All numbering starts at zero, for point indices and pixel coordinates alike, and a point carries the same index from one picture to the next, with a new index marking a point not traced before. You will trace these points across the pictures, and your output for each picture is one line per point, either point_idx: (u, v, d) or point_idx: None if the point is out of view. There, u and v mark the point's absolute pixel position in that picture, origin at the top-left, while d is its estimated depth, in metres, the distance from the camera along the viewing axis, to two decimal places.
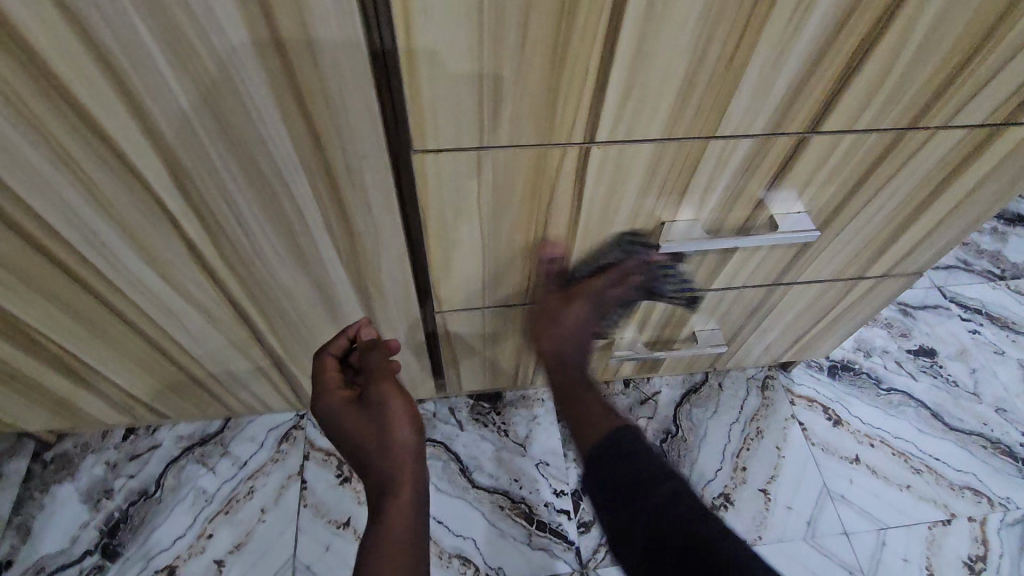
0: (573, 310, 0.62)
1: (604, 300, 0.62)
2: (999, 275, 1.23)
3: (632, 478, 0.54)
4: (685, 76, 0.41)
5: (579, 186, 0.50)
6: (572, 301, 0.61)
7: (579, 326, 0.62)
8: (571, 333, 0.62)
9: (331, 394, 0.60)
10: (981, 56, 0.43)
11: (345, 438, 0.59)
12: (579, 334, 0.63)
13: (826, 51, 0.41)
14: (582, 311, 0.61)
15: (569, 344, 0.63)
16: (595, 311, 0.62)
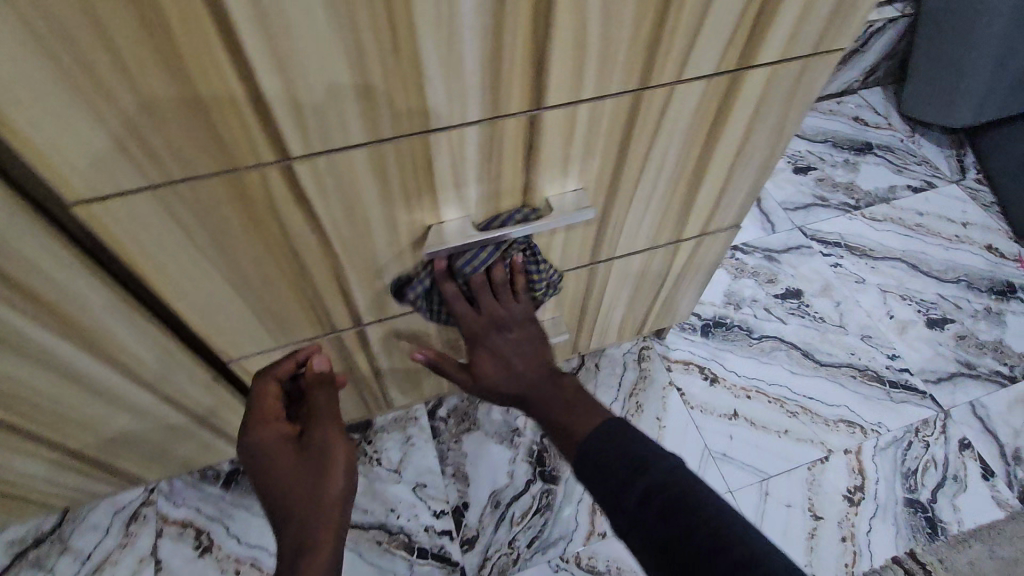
0: (485, 347, 0.60)
1: (489, 320, 0.59)
2: (855, 206, 1.26)
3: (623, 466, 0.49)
4: (355, 76, 0.37)
5: (308, 208, 0.45)
6: (473, 327, 0.59)
7: (512, 346, 0.61)
8: (503, 356, 0.61)
9: (264, 425, 0.54)
10: (677, 10, 0.41)
11: (267, 476, 0.50)
12: (516, 360, 0.61)
13: (501, 27, 0.37)
14: (490, 336, 0.60)
15: (513, 360, 0.61)
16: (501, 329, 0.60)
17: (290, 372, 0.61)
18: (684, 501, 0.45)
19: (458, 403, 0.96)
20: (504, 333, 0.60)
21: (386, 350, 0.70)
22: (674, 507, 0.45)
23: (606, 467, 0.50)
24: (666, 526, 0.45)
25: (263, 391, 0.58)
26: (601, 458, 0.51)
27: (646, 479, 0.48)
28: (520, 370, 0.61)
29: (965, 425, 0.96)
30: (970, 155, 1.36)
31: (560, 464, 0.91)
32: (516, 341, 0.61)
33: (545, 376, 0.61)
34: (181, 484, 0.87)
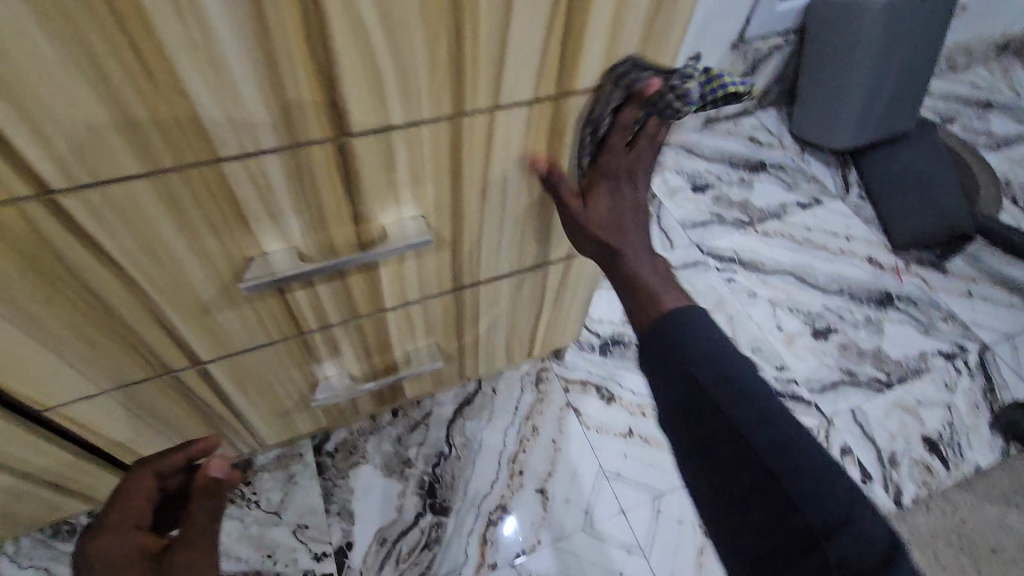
0: (608, 186, 0.55)
1: (625, 166, 0.54)
2: (748, 222, 1.31)
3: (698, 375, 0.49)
4: (108, 105, 0.34)
5: (92, 244, 0.42)
6: (598, 174, 0.55)
7: (627, 200, 0.55)
8: (614, 197, 0.55)
9: (117, 533, 0.48)
10: (471, 37, 0.41)
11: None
12: (628, 211, 0.55)
13: (271, 54, 0.36)
14: (608, 181, 0.55)
15: (609, 208, 0.55)
16: (623, 176, 0.54)
17: (183, 463, 0.57)
18: (739, 400, 0.47)
19: (347, 436, 0.92)
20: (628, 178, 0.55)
21: (241, 389, 0.66)
22: (728, 402, 0.47)
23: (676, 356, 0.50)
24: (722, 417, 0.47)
25: (135, 484, 0.54)
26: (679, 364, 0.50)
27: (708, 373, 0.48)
28: (622, 225, 0.55)
29: (848, 431, 1.00)
30: (853, 172, 1.44)
31: (451, 495, 0.88)
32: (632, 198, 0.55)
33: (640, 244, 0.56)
34: (29, 542, 0.79)
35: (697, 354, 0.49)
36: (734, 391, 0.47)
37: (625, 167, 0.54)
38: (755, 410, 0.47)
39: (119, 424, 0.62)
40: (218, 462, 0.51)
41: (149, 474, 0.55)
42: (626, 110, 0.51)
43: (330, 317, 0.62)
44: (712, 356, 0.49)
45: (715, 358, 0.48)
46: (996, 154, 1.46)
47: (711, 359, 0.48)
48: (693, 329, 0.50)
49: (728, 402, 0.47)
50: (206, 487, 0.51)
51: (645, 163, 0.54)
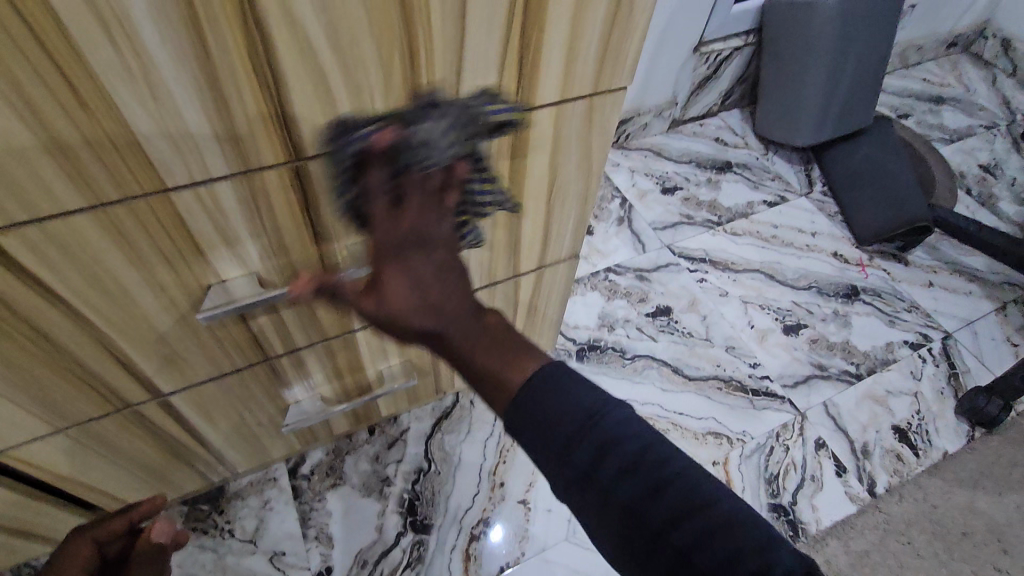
0: (398, 266, 0.42)
1: (408, 234, 0.41)
2: (717, 222, 1.33)
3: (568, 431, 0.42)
4: (44, 140, 0.33)
5: (36, 282, 0.40)
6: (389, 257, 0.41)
7: (434, 268, 0.42)
8: (422, 277, 0.42)
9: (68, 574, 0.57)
10: (425, 56, 0.40)
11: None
12: (434, 289, 0.43)
13: (216, 80, 0.35)
14: (399, 262, 0.41)
15: (424, 285, 0.42)
16: (422, 249, 0.42)
17: (118, 528, 0.60)
18: (625, 468, 0.41)
19: (323, 457, 0.90)
20: (423, 253, 0.42)
21: (208, 418, 0.64)
22: (615, 476, 0.41)
23: (545, 430, 0.43)
24: (614, 497, 0.41)
25: (73, 553, 0.58)
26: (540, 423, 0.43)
27: (583, 444, 0.42)
28: (441, 302, 0.43)
29: (821, 424, 1.02)
30: (816, 169, 1.47)
31: (432, 512, 0.87)
32: (441, 264, 0.43)
33: (470, 310, 0.45)
34: None
35: (567, 421, 0.42)
36: (618, 461, 0.41)
37: (417, 229, 0.41)
38: (645, 475, 0.41)
39: (78, 464, 0.59)
40: (161, 527, 0.61)
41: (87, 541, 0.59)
42: (371, 175, 0.39)
43: (297, 341, 0.60)
44: (582, 423, 0.42)
45: (586, 422, 0.42)
46: (949, 147, 1.51)
47: (581, 426, 0.42)
48: (556, 391, 0.43)
49: (614, 476, 0.41)
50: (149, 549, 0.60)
51: (440, 229, 0.42)
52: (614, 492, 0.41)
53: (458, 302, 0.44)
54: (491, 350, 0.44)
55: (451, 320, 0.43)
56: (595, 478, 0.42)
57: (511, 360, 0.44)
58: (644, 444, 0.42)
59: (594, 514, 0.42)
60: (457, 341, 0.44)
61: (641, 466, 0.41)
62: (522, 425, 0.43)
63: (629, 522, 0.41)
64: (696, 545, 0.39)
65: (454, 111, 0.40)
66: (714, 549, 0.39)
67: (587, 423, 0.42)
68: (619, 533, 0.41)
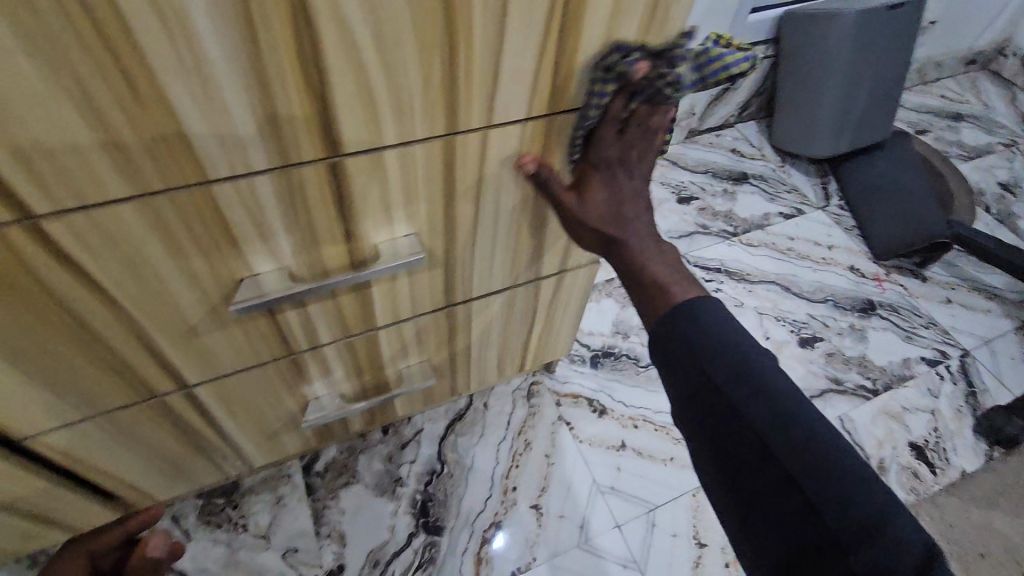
0: (605, 177, 0.51)
1: (619, 155, 0.50)
2: (733, 233, 1.33)
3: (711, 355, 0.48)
4: (95, 128, 0.33)
5: (77, 269, 0.41)
6: (601, 165, 0.51)
7: (628, 187, 0.52)
8: (621, 185, 0.51)
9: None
10: (465, 56, 0.41)
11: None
12: (626, 201, 0.52)
13: (263, 76, 0.35)
14: (605, 176, 0.51)
15: (619, 197, 0.51)
16: (622, 167, 0.51)
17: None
18: (756, 395, 0.46)
19: (337, 455, 0.91)
20: (619, 173, 0.51)
21: (229, 412, 0.65)
22: (746, 398, 0.46)
23: (688, 347, 0.49)
24: (739, 415, 0.46)
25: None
26: (680, 347, 0.49)
27: (722, 364, 0.47)
28: (624, 211, 0.52)
29: None
30: (833, 182, 1.47)
31: (444, 513, 0.87)
32: (634, 182, 0.52)
33: (646, 221, 0.53)
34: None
35: (709, 346, 0.48)
36: (752, 386, 0.46)
37: (625, 149, 0.50)
38: (775, 404, 0.46)
39: (100, 453, 0.60)
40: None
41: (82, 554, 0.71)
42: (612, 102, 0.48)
43: (321, 337, 0.61)
44: (723, 351, 0.47)
45: (729, 350, 0.47)
46: (967, 164, 1.50)
47: (721, 353, 0.48)
48: (702, 320, 0.49)
49: (745, 398, 0.46)
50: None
51: (644, 152, 0.51)
52: (739, 410, 0.46)
53: (637, 212, 0.52)
54: (657, 259, 0.52)
55: (629, 226, 0.52)
56: (726, 395, 0.47)
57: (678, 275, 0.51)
58: (769, 381, 0.46)
59: (712, 430, 0.48)
60: (631, 242, 0.53)
61: (772, 395, 0.46)
62: (672, 337, 0.50)
63: (747, 437, 0.46)
64: (809, 476, 0.43)
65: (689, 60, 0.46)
66: (834, 486, 0.43)
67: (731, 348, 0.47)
68: (734, 446, 0.47)
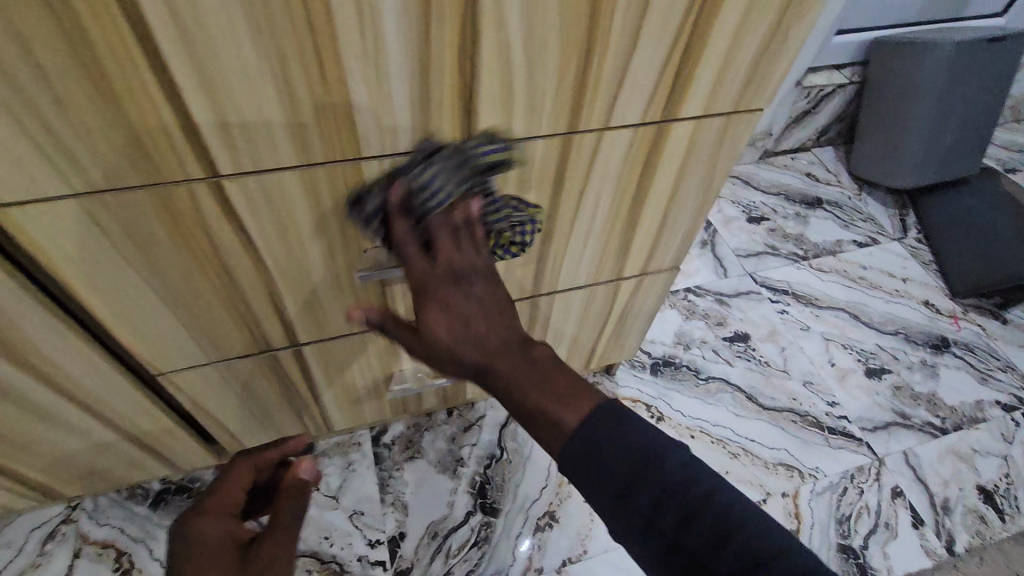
0: (438, 303, 0.42)
1: (443, 269, 0.42)
2: (803, 256, 1.32)
3: (628, 472, 0.39)
4: (285, 102, 0.39)
5: (239, 225, 0.46)
6: (437, 281, 0.42)
7: (479, 301, 0.43)
8: (441, 335, 0.43)
9: (212, 515, 0.47)
10: (598, 62, 0.44)
11: (192, 554, 0.43)
12: (481, 323, 0.43)
13: (427, 66, 0.40)
14: (454, 293, 0.42)
15: (445, 329, 0.42)
16: (467, 279, 0.43)
17: (268, 466, 0.56)
18: (685, 517, 0.38)
19: (404, 430, 0.96)
20: (468, 286, 0.43)
21: (325, 373, 0.70)
22: (677, 525, 0.38)
23: (598, 481, 0.39)
24: (679, 550, 0.38)
25: (235, 477, 0.52)
26: (593, 468, 0.40)
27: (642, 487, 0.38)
28: (483, 335, 0.42)
29: (899, 472, 0.99)
30: (912, 215, 1.43)
31: (501, 497, 0.90)
32: (485, 294, 0.43)
33: (515, 343, 0.43)
34: (107, 502, 0.84)
35: (617, 478, 0.39)
36: (680, 508, 0.38)
37: (448, 259, 0.43)
38: (710, 522, 0.37)
39: (214, 396, 0.66)
40: (309, 463, 0.53)
41: (247, 466, 0.54)
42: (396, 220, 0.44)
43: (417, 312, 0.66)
44: (632, 476, 0.39)
45: (639, 471, 0.39)
46: None
47: (641, 469, 0.39)
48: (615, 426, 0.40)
49: (675, 526, 0.38)
50: (292, 486, 0.50)
51: (469, 255, 0.43)
52: (679, 544, 0.38)
53: (495, 330, 0.43)
54: (541, 384, 0.42)
55: (496, 351, 0.42)
56: (656, 525, 0.38)
57: (562, 399, 0.41)
58: (711, 488, 0.38)
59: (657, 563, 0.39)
60: (504, 383, 0.42)
61: (703, 513, 0.38)
62: (576, 471, 0.40)
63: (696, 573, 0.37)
64: None
65: (449, 156, 0.44)
66: None
67: (641, 467, 0.39)
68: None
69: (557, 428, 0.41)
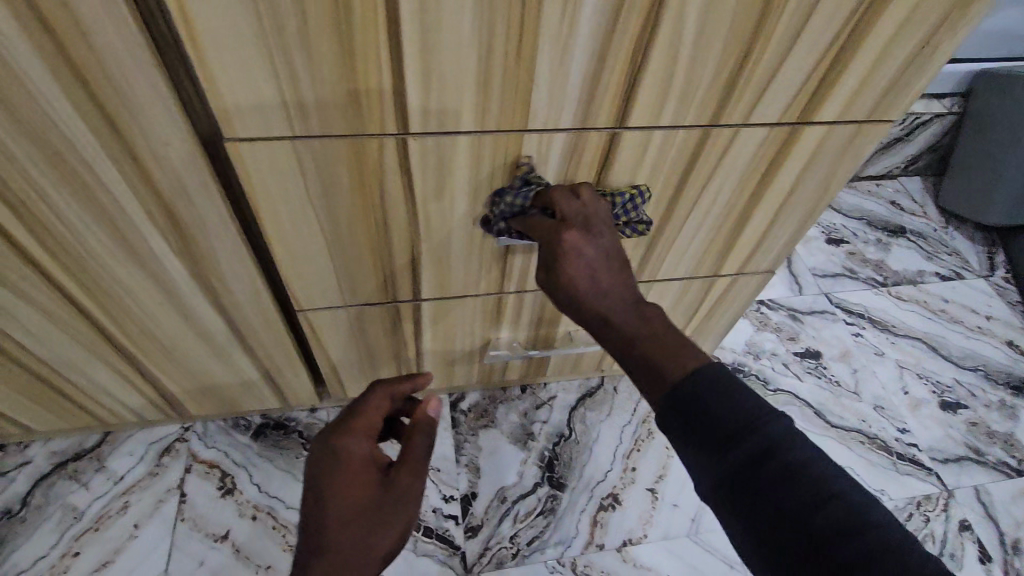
0: (574, 249, 0.51)
1: (580, 221, 0.52)
2: (881, 282, 1.31)
3: (731, 424, 0.42)
4: (481, 72, 0.44)
5: (408, 179, 0.52)
6: (567, 229, 0.51)
7: (601, 254, 0.52)
8: (582, 274, 0.51)
9: (356, 439, 0.53)
10: (754, 60, 0.48)
11: (340, 473, 0.50)
12: (604, 272, 0.51)
13: (606, 50, 0.45)
14: (581, 240, 0.51)
15: (580, 271, 0.51)
16: (593, 233, 0.52)
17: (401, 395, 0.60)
18: (784, 473, 0.40)
19: (480, 400, 1.01)
20: (596, 238, 0.52)
21: (431, 330, 0.76)
22: (776, 479, 0.40)
23: (705, 426, 0.43)
24: (764, 500, 0.40)
25: (374, 403, 0.57)
26: (699, 414, 0.44)
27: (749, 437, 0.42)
28: (608, 281, 0.51)
29: (968, 506, 0.98)
30: (1000, 254, 1.39)
31: (568, 473, 0.94)
32: (608, 248, 0.52)
33: (630, 300, 0.51)
34: (214, 428, 0.92)
35: (728, 425, 0.43)
36: (779, 464, 0.41)
37: (577, 218, 0.53)
38: (808, 483, 0.40)
39: (335, 338, 0.73)
40: (435, 404, 0.55)
41: (384, 396, 0.58)
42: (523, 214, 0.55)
43: (528, 282, 0.71)
44: (741, 425, 0.42)
45: (748, 424, 0.42)
46: None
47: (746, 424, 0.42)
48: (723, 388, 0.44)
49: (772, 479, 0.40)
50: (424, 421, 0.54)
51: (599, 220, 0.53)
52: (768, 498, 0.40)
53: (620, 282, 0.51)
54: (663, 332, 0.49)
55: (619, 299, 0.51)
56: (754, 478, 0.41)
57: (681, 353, 0.47)
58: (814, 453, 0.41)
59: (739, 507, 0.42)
60: (619, 326, 0.50)
61: (803, 473, 0.40)
62: (681, 416, 0.44)
63: (787, 529, 0.39)
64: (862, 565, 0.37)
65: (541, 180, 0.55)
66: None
67: (748, 422, 0.42)
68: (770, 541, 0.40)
69: (674, 374, 0.46)
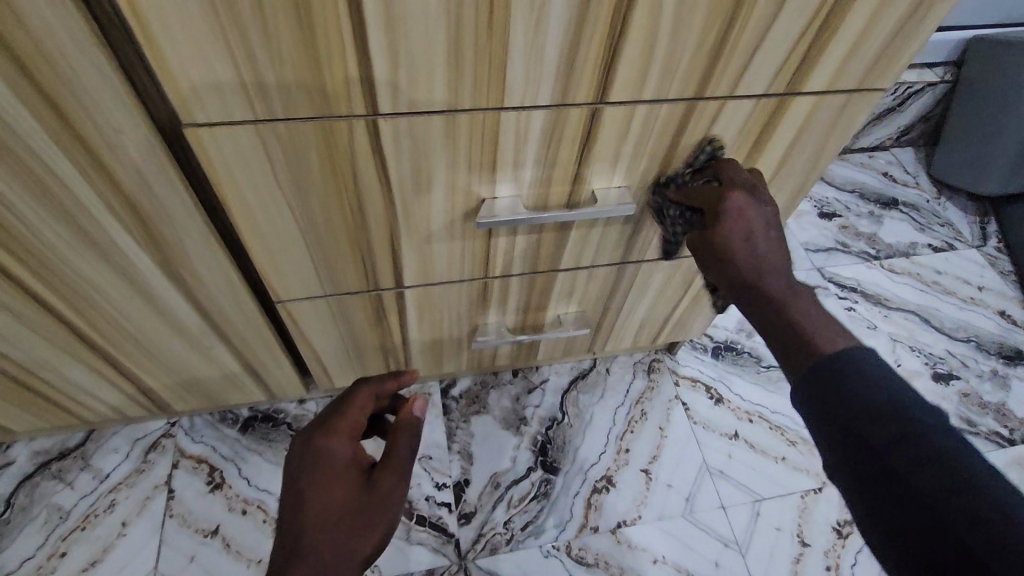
0: (733, 210, 0.52)
1: (743, 186, 0.54)
2: (874, 256, 1.29)
3: (867, 402, 0.41)
4: (451, 48, 0.42)
5: (382, 163, 0.50)
6: (733, 190, 0.53)
7: (762, 221, 0.52)
8: (745, 236, 0.51)
9: (339, 440, 0.52)
10: (738, 29, 0.46)
11: (324, 473, 0.49)
12: (761, 236, 0.52)
13: (582, 22, 0.42)
14: (746, 204, 0.52)
15: (740, 236, 0.51)
16: (758, 200, 0.53)
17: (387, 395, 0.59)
18: (919, 456, 0.38)
19: (470, 386, 1.00)
20: (759, 207, 0.53)
21: (417, 318, 0.74)
22: (909, 462, 0.38)
23: (836, 408, 0.42)
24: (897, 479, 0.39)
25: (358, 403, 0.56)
26: (833, 388, 0.43)
27: (879, 432, 0.40)
28: (764, 253, 0.51)
29: None
30: (992, 223, 1.38)
31: (561, 457, 0.94)
32: (767, 219, 0.53)
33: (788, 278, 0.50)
34: (201, 422, 0.90)
35: (860, 400, 0.41)
36: (912, 446, 0.39)
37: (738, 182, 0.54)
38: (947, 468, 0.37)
39: (320, 329, 0.72)
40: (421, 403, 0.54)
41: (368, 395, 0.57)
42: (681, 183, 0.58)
43: (513, 266, 0.69)
44: (879, 403, 0.41)
45: (886, 405, 0.40)
46: None
47: (880, 403, 0.40)
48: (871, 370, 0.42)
49: (906, 462, 0.38)
50: (409, 420, 0.53)
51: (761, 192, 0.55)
52: (900, 483, 0.38)
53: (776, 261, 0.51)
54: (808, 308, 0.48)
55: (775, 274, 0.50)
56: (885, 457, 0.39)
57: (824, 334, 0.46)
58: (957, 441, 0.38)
59: (864, 484, 0.40)
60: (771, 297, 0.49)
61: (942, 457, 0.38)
62: (812, 391, 0.44)
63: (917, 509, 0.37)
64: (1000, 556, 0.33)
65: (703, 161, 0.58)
66: None
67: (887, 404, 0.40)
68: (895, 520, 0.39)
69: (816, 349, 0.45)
